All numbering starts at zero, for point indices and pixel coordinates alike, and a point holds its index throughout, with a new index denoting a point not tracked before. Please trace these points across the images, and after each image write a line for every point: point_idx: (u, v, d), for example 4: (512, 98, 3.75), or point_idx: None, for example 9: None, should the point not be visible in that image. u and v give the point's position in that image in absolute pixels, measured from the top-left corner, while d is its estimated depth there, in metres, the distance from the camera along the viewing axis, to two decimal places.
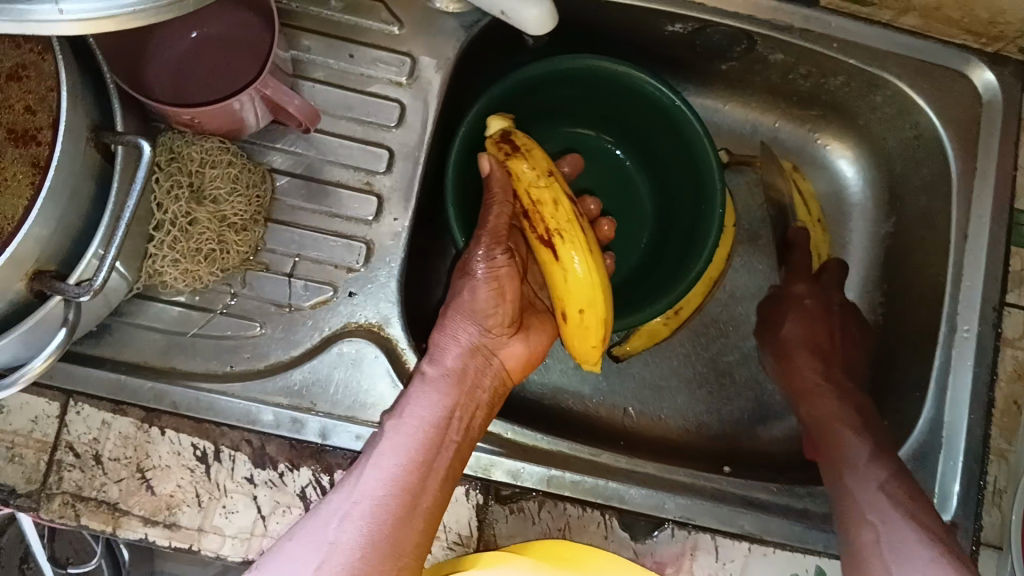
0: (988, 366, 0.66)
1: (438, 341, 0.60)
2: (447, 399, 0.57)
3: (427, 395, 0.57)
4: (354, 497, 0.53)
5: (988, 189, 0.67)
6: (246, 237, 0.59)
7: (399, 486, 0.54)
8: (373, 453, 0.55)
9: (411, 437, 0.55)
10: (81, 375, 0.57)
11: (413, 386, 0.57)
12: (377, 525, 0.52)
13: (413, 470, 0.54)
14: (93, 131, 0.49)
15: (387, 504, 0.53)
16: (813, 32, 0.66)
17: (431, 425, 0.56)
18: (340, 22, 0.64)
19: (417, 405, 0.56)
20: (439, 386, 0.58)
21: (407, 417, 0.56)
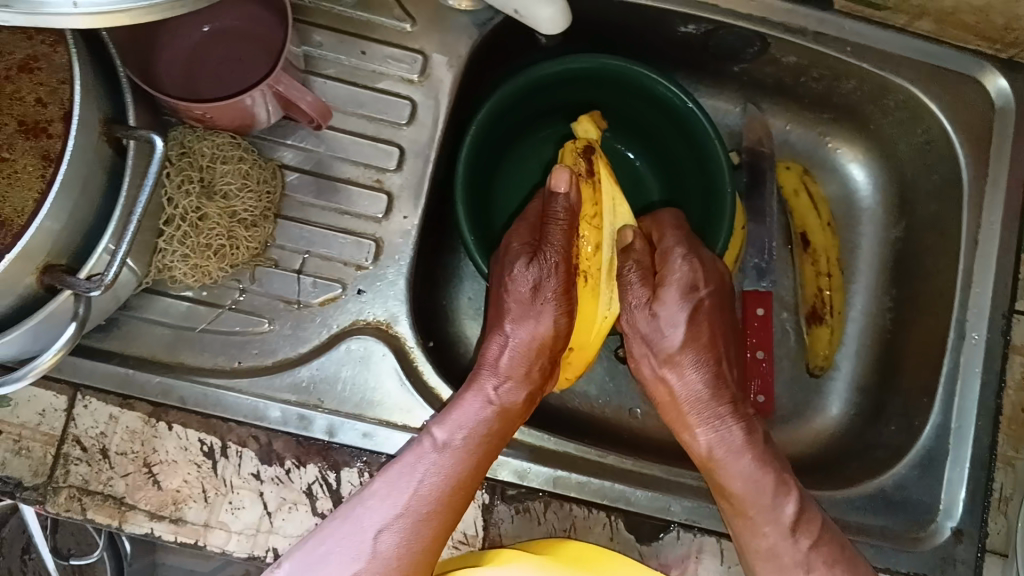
0: (996, 373, 0.66)
1: (502, 366, 0.61)
2: (502, 430, 0.58)
3: (489, 422, 0.58)
4: (396, 509, 0.54)
5: (1000, 197, 0.67)
6: (256, 233, 0.59)
7: (444, 505, 0.54)
8: (420, 466, 0.55)
9: (469, 459, 0.56)
10: (88, 369, 0.57)
11: (468, 398, 0.58)
12: (415, 540, 0.54)
13: (458, 491, 0.55)
14: (105, 124, 0.49)
15: (429, 520, 0.54)
16: (826, 35, 0.66)
17: (482, 445, 0.57)
18: (352, 17, 0.63)
19: (476, 429, 0.57)
20: (500, 416, 0.59)
21: (459, 429, 0.56)
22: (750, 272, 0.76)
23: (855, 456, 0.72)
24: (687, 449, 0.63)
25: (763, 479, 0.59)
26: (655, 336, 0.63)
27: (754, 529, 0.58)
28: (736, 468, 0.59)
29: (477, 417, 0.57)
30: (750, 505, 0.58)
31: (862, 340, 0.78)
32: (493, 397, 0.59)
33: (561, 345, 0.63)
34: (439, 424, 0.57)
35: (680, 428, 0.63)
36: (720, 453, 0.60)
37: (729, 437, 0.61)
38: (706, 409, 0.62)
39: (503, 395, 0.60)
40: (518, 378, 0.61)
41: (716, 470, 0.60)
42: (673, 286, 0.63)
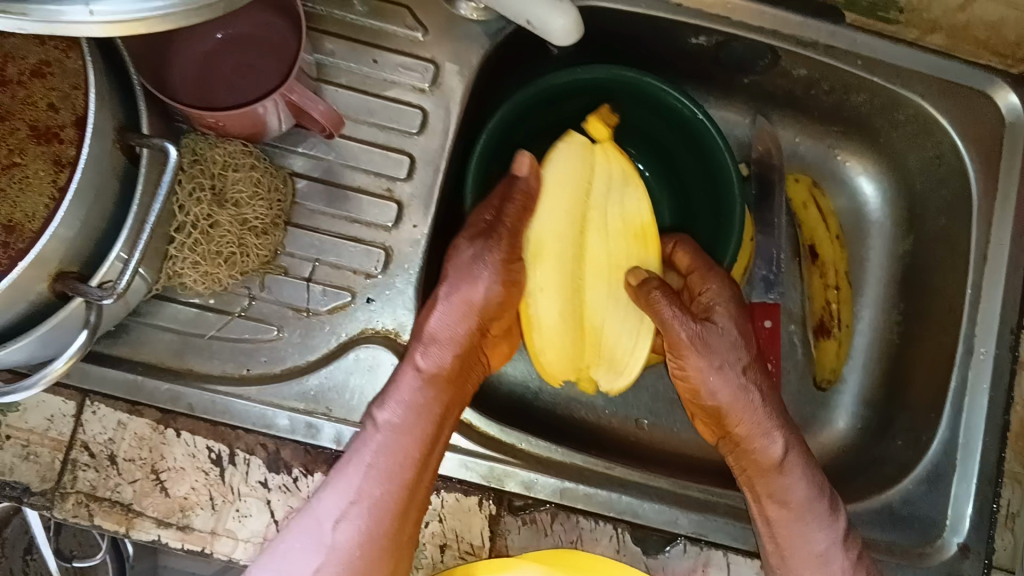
0: (1005, 390, 0.65)
1: (435, 331, 0.59)
2: (442, 399, 0.58)
3: (425, 393, 0.57)
4: (350, 496, 0.54)
5: (1010, 212, 0.67)
6: (266, 241, 0.59)
7: (396, 483, 0.55)
8: (366, 449, 0.55)
9: (410, 433, 0.56)
10: (98, 376, 0.57)
11: (403, 371, 0.57)
12: (376, 524, 0.54)
13: (409, 468, 0.55)
14: (119, 132, 0.49)
15: (384, 503, 0.54)
16: (838, 48, 0.66)
17: (422, 412, 0.56)
18: (363, 26, 0.63)
19: (414, 401, 0.56)
20: (435, 384, 0.58)
21: (398, 400, 0.56)
22: (758, 284, 0.76)
23: (862, 471, 0.71)
24: (749, 458, 0.62)
25: (818, 498, 0.60)
26: (716, 356, 0.62)
27: (804, 534, 0.60)
28: (794, 480, 0.60)
29: (411, 389, 0.57)
30: (806, 512, 0.60)
31: (870, 353, 0.78)
32: (423, 364, 0.58)
33: (496, 312, 0.62)
34: (380, 406, 0.56)
35: (748, 438, 0.62)
36: (791, 458, 0.61)
37: (794, 444, 0.62)
38: (765, 421, 0.62)
39: (435, 360, 0.58)
40: (450, 342, 0.59)
41: (778, 480, 0.60)
42: (726, 307, 0.63)
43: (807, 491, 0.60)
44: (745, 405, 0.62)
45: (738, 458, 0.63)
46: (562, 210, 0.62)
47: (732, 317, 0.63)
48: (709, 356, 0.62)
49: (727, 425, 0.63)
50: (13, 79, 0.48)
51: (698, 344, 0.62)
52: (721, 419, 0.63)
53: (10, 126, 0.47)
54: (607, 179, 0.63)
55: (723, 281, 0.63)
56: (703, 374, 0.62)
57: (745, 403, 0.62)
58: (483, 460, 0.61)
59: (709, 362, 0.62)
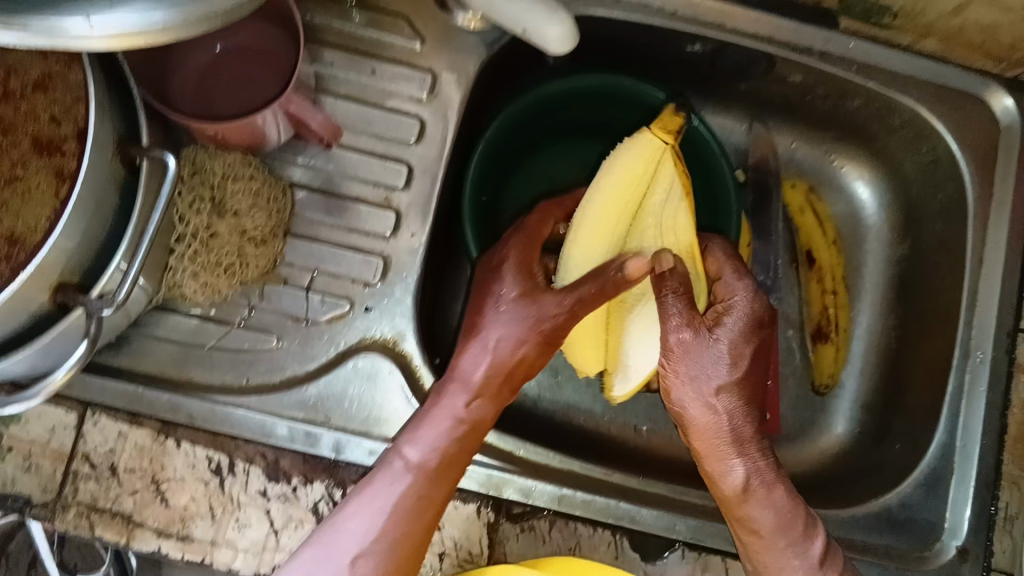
0: (1001, 393, 0.66)
1: (473, 375, 0.58)
2: (468, 448, 0.57)
3: (454, 440, 0.56)
4: (370, 533, 0.53)
5: (1005, 217, 0.67)
6: (265, 251, 0.59)
7: (418, 525, 0.54)
8: (393, 489, 0.54)
9: (438, 478, 0.55)
10: (98, 386, 0.57)
11: (436, 411, 0.57)
12: (391, 562, 0.53)
13: (427, 510, 0.55)
14: (119, 144, 0.49)
15: (404, 541, 0.54)
16: (833, 54, 0.66)
17: (451, 460, 0.56)
18: (361, 36, 0.64)
19: (444, 450, 0.56)
20: (467, 433, 0.57)
21: (425, 446, 0.55)
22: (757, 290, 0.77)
23: (861, 476, 0.71)
24: (713, 483, 0.60)
25: (785, 532, 0.58)
26: (701, 362, 0.60)
27: (779, 561, 0.58)
28: (760, 509, 0.58)
29: (444, 432, 0.56)
30: (781, 539, 0.58)
31: (867, 358, 0.78)
32: (462, 413, 0.57)
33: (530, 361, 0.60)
34: (410, 442, 0.56)
35: (709, 459, 0.61)
36: (755, 485, 0.59)
37: (762, 467, 0.60)
38: (733, 442, 0.60)
39: (474, 411, 0.58)
40: (484, 388, 0.58)
41: (745, 507, 0.59)
42: (740, 316, 0.61)
43: (778, 514, 0.58)
44: (721, 426, 0.61)
45: (707, 479, 0.62)
46: (608, 217, 0.63)
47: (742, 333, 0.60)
48: (694, 364, 0.60)
49: (693, 441, 0.62)
50: (16, 92, 0.47)
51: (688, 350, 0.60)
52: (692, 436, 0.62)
53: (13, 139, 0.47)
54: (666, 195, 0.62)
55: (743, 288, 0.61)
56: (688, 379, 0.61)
57: (718, 423, 0.61)
58: (480, 467, 0.61)
59: (694, 369, 0.60)
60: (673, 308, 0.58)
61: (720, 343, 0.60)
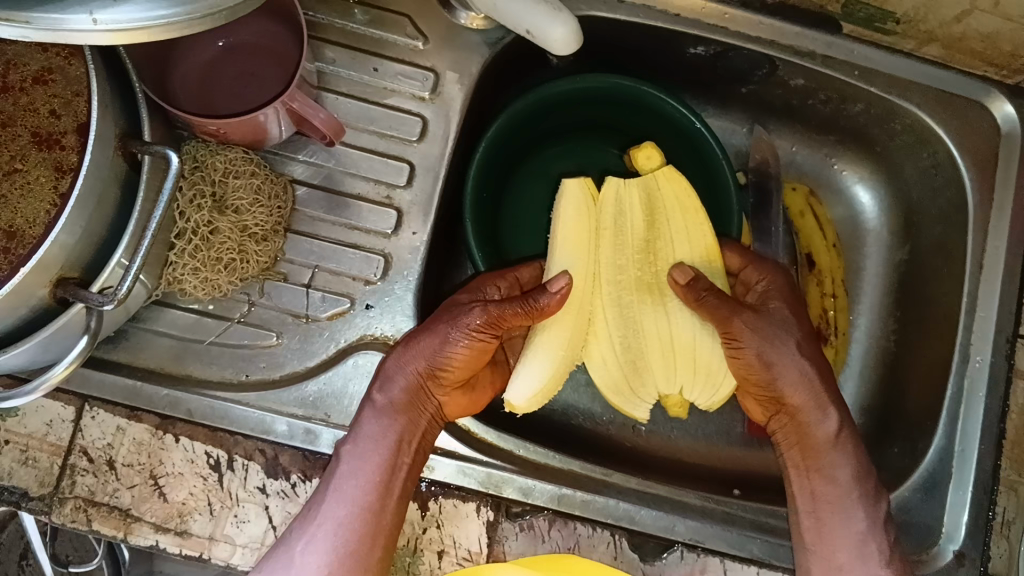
0: (1000, 398, 0.66)
1: (395, 372, 0.58)
2: (403, 429, 0.58)
3: (381, 424, 0.57)
4: (317, 522, 0.55)
5: (1005, 221, 0.67)
6: (266, 248, 0.59)
7: (360, 506, 0.55)
8: (333, 477, 0.56)
9: (370, 462, 0.56)
10: (98, 381, 0.57)
11: (363, 410, 0.58)
12: (343, 546, 0.54)
13: (371, 492, 0.55)
14: (122, 139, 0.49)
15: (351, 525, 0.55)
16: (835, 58, 0.67)
17: (385, 448, 0.57)
18: (364, 35, 0.64)
19: (373, 432, 0.57)
20: (393, 416, 0.58)
21: (357, 440, 0.57)
22: None
23: None
24: (802, 430, 0.63)
25: (861, 486, 0.61)
26: (771, 333, 0.61)
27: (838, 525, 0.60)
28: (843, 458, 0.61)
29: (369, 423, 0.58)
30: (857, 490, 0.61)
31: (867, 361, 0.78)
32: (379, 397, 0.58)
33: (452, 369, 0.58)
34: (344, 438, 0.57)
35: (804, 410, 0.62)
36: (844, 434, 0.62)
37: (846, 418, 0.63)
38: (822, 394, 0.62)
39: (390, 393, 0.58)
40: (407, 378, 0.58)
41: (829, 454, 0.62)
42: (779, 288, 0.64)
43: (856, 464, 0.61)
44: (808, 382, 0.62)
45: (790, 430, 0.63)
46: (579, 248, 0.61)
47: (785, 301, 0.64)
48: (764, 331, 0.61)
49: (786, 399, 0.62)
50: (15, 85, 0.48)
51: (755, 329, 0.60)
52: (780, 399, 0.62)
53: (13, 132, 0.47)
54: (669, 214, 0.62)
55: (773, 270, 0.65)
56: (766, 349, 0.60)
57: (804, 380, 0.62)
58: (481, 466, 0.61)
59: (765, 337, 0.60)
60: (712, 303, 0.58)
61: (780, 312, 0.63)
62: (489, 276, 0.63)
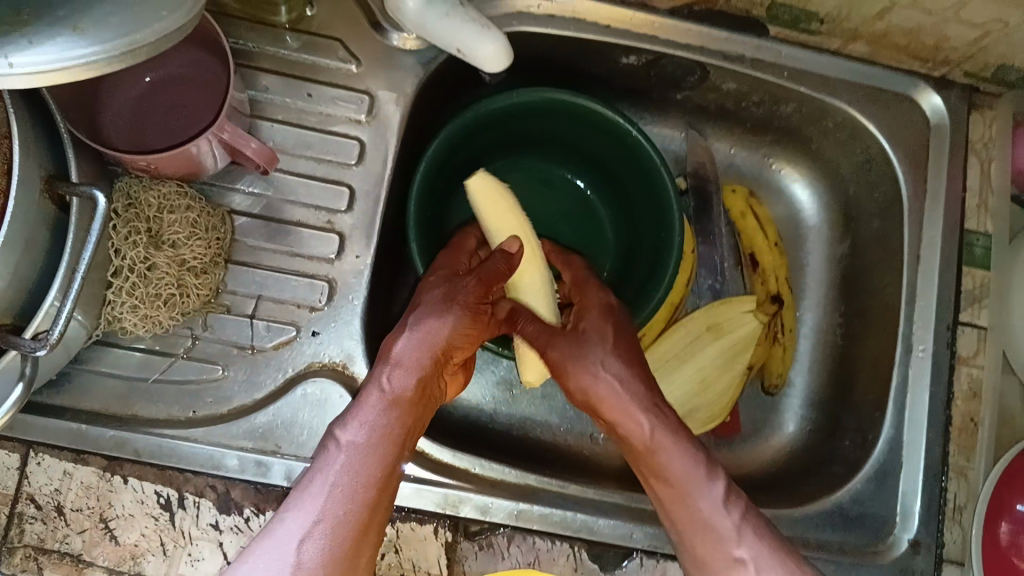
0: (945, 385, 0.67)
1: (404, 354, 0.58)
2: (405, 421, 0.55)
3: (387, 413, 0.55)
4: (313, 515, 0.49)
5: (939, 212, 0.69)
6: (206, 280, 0.59)
7: (360, 499, 0.50)
8: (331, 467, 0.51)
9: (374, 454, 0.52)
10: (39, 426, 0.56)
11: (361, 396, 0.56)
12: (341, 539, 0.49)
13: (370, 487, 0.51)
14: (48, 180, 0.48)
15: (347, 519, 0.49)
16: (763, 60, 0.68)
17: (390, 435, 0.54)
18: (296, 61, 0.64)
19: (378, 423, 0.54)
20: (398, 406, 0.55)
21: (357, 424, 0.54)
22: (704, 292, 0.79)
23: (813, 473, 0.73)
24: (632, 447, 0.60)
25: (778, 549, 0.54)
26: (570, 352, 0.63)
27: (706, 540, 0.55)
28: (687, 467, 0.57)
29: (374, 411, 0.54)
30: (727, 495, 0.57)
31: (814, 357, 0.79)
32: (387, 387, 0.56)
33: (457, 350, 0.60)
34: (342, 427, 0.54)
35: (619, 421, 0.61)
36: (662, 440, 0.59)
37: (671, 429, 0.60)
38: (635, 401, 0.61)
39: (398, 382, 0.56)
40: (416, 366, 0.58)
41: (665, 458, 0.58)
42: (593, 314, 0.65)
43: (692, 470, 0.57)
44: (616, 390, 0.61)
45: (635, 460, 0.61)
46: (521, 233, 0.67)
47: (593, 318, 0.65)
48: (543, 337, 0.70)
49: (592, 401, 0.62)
50: None
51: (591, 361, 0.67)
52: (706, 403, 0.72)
53: None
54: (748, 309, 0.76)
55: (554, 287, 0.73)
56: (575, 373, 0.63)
57: (614, 391, 0.61)
58: (436, 487, 0.60)
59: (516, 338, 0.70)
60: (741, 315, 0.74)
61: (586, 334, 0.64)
62: (447, 254, 0.66)
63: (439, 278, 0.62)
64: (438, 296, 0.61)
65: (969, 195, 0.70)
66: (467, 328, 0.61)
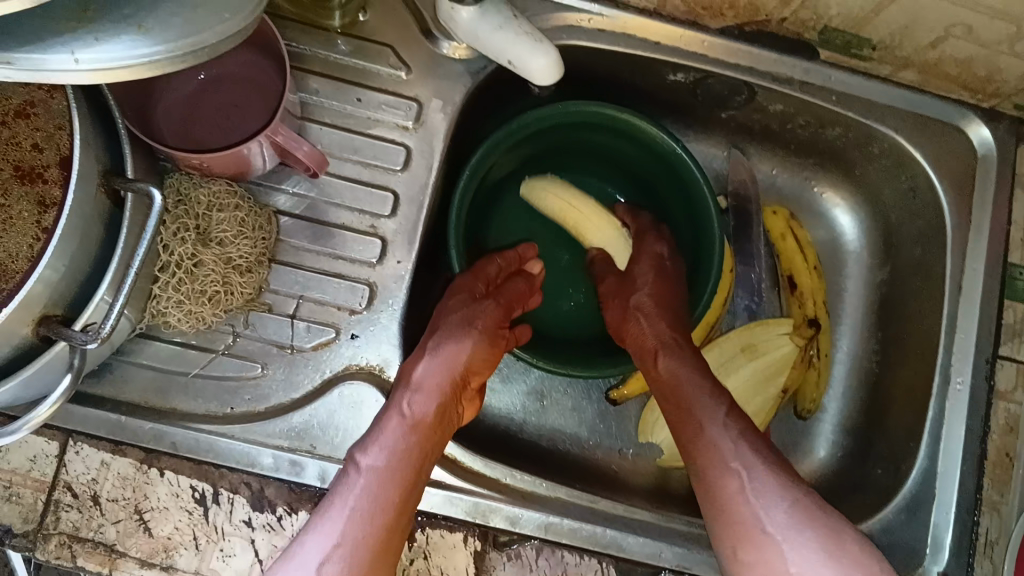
0: (981, 418, 0.66)
1: (424, 378, 0.59)
2: (424, 445, 0.56)
3: (408, 437, 0.55)
4: (333, 539, 0.50)
5: (982, 243, 0.68)
6: (250, 279, 0.59)
7: (378, 524, 0.51)
8: (352, 493, 0.52)
9: (393, 478, 0.53)
10: (81, 415, 0.57)
11: (380, 419, 0.56)
12: (360, 564, 0.50)
13: (389, 511, 0.52)
14: (104, 176, 0.49)
15: (366, 542, 0.50)
16: (813, 84, 0.68)
17: (410, 458, 0.55)
18: (347, 65, 0.64)
19: (398, 446, 0.55)
20: (418, 430, 0.56)
21: (378, 447, 0.54)
22: (739, 313, 0.80)
23: (842, 500, 0.72)
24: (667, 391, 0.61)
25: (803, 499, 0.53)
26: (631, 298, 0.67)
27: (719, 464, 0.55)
28: (713, 410, 0.58)
29: (396, 434, 0.55)
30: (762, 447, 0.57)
31: (847, 381, 0.79)
32: (408, 411, 0.56)
33: (473, 377, 0.62)
34: (363, 451, 0.54)
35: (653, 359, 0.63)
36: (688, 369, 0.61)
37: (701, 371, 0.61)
38: (672, 343, 0.63)
39: (419, 407, 0.57)
40: (435, 390, 0.58)
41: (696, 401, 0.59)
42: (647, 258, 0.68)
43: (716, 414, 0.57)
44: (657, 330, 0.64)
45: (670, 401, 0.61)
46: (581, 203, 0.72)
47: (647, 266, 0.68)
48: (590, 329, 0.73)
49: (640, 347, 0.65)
50: None
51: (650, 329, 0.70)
52: None
53: None
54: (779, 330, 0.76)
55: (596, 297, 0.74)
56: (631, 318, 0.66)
57: (655, 331, 0.64)
58: (466, 495, 0.61)
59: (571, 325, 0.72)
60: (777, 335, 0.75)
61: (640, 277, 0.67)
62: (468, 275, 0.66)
63: (459, 301, 0.64)
64: (458, 317, 0.63)
65: (1014, 228, 0.69)
66: (482, 353, 0.63)
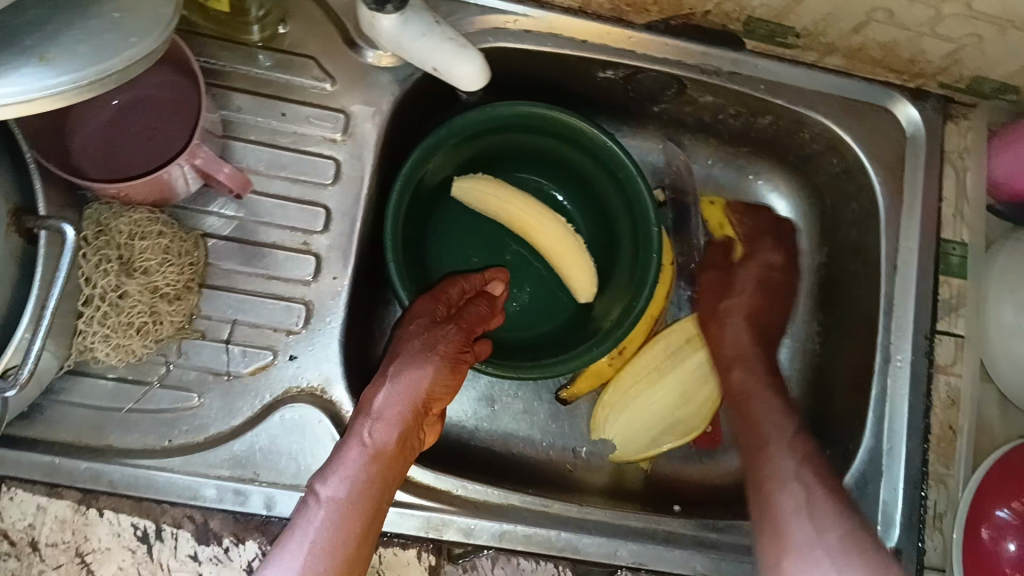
0: (923, 395, 0.67)
1: (383, 406, 0.57)
2: (383, 476, 0.55)
3: (367, 467, 0.55)
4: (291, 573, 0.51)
5: (915, 223, 0.69)
6: (180, 306, 0.57)
7: (338, 559, 0.52)
8: (310, 524, 0.53)
9: (354, 512, 0.53)
10: (12, 460, 0.55)
11: (338, 447, 0.56)
12: None
13: (351, 542, 0.52)
14: (14, 216, 0.47)
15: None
16: (740, 74, 0.68)
17: (369, 490, 0.54)
18: (270, 80, 0.63)
19: (357, 476, 0.54)
20: (378, 461, 0.55)
21: (335, 478, 0.54)
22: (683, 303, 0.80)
23: None
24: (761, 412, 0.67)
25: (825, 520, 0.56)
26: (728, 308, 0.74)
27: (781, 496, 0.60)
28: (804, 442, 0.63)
29: (355, 463, 0.55)
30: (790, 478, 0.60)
31: (793, 365, 0.80)
32: (368, 440, 0.55)
33: (435, 401, 0.60)
34: (322, 481, 0.54)
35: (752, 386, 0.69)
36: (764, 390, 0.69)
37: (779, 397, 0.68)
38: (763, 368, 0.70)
39: (379, 436, 0.56)
40: (395, 419, 0.57)
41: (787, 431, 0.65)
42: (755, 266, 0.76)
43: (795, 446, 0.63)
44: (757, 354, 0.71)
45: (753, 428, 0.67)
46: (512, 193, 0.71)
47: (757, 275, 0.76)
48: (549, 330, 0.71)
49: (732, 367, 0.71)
50: None
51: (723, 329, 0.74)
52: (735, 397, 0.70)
53: None
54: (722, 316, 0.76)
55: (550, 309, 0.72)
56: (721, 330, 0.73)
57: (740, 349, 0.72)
58: (419, 511, 0.60)
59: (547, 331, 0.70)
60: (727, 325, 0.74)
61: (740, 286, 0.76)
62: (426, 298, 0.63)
63: (418, 317, 0.63)
64: (419, 343, 0.61)
65: (944, 205, 0.70)
66: (445, 377, 0.61)
